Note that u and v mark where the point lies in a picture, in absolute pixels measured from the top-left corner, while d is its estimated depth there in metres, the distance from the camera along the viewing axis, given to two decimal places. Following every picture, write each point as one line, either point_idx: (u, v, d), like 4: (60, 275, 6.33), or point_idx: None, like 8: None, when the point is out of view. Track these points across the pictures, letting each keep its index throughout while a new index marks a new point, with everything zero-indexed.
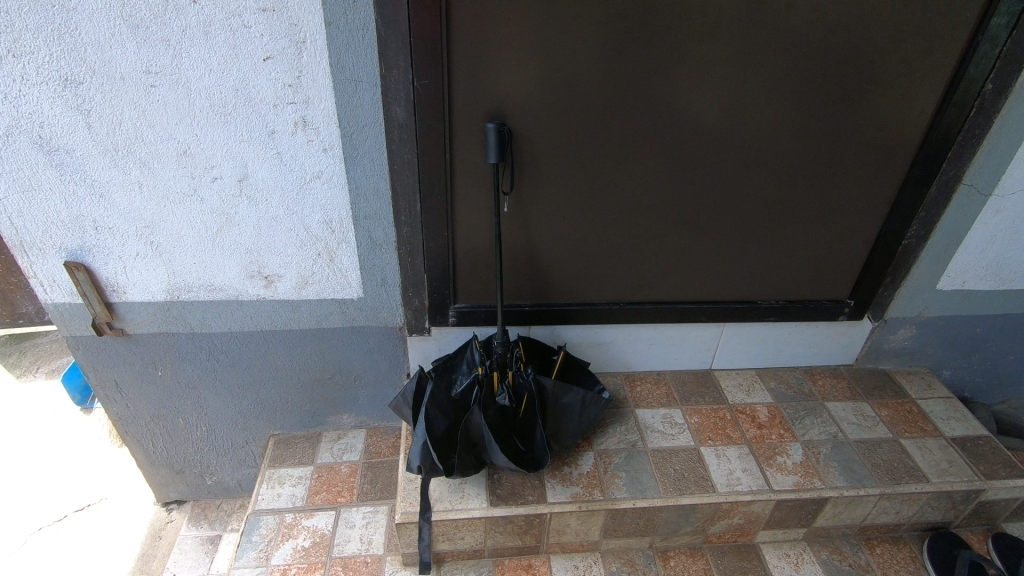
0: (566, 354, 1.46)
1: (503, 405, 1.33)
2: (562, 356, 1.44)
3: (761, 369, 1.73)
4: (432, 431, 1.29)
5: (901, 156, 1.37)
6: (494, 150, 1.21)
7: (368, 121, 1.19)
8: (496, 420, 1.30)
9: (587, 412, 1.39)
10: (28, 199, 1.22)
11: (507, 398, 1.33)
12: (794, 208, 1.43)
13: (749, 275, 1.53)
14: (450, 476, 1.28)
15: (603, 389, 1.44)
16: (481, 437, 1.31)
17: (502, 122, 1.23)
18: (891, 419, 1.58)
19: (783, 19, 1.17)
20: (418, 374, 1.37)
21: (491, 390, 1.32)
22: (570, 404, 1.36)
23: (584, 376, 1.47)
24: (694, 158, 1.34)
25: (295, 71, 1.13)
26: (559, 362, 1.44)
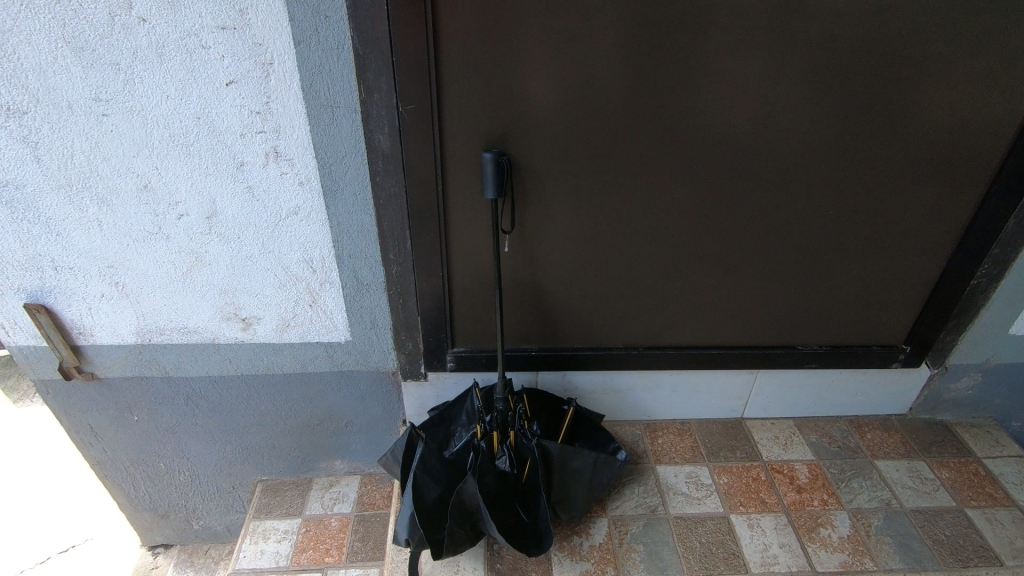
0: (577, 408, 1.28)
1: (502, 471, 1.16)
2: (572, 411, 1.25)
3: (800, 418, 1.54)
4: (421, 500, 1.13)
5: (969, 184, 1.17)
6: (493, 183, 1.05)
7: (348, 150, 1.05)
8: (493, 488, 1.13)
9: (600, 478, 1.21)
10: None
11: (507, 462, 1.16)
12: (841, 243, 1.24)
13: (788, 317, 1.34)
14: (439, 554, 1.12)
15: (619, 450, 1.26)
16: (477, 508, 1.15)
17: (502, 151, 1.08)
18: (954, 483, 1.38)
19: (831, 27, 1.00)
20: (409, 431, 1.22)
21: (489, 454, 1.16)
22: (580, 470, 1.18)
23: (598, 433, 1.29)
24: (723, 188, 1.16)
25: (263, 96, 0.99)
26: (568, 417, 1.26)
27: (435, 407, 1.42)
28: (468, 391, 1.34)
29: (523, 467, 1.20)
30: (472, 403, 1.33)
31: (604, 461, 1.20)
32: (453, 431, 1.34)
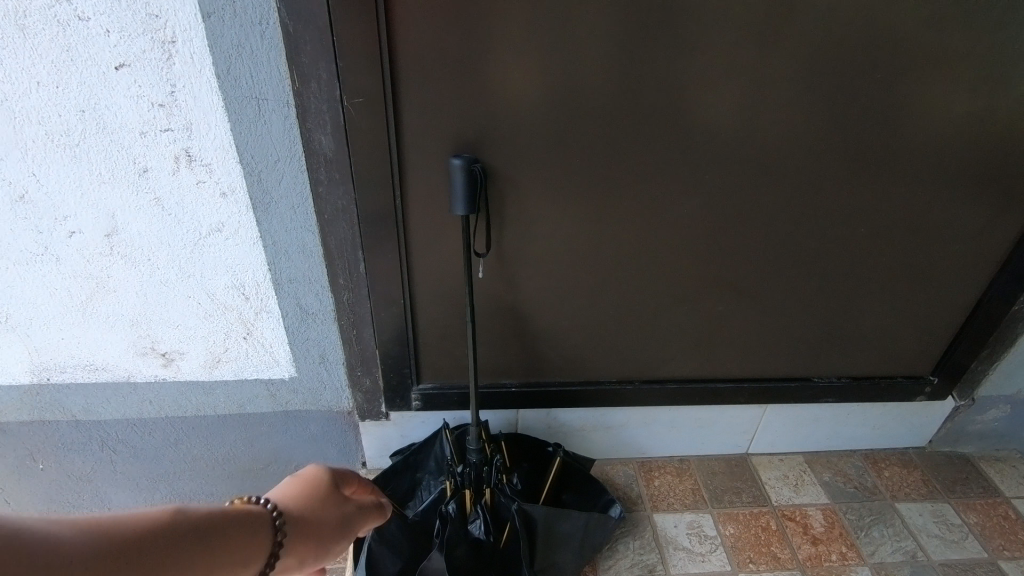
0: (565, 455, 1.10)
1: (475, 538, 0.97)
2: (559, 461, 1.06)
3: (811, 453, 1.38)
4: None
5: (1017, 199, 1.01)
6: (462, 197, 0.85)
7: (282, 154, 0.84)
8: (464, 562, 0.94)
9: (592, 541, 1.03)
10: None
11: (481, 529, 0.97)
12: (868, 265, 1.07)
13: (804, 345, 1.17)
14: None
15: (614, 505, 1.07)
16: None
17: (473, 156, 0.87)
18: (983, 528, 1.23)
19: (876, 9, 0.82)
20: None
21: (459, 519, 0.97)
22: (568, 534, 1.00)
23: (589, 484, 1.10)
24: (739, 201, 0.98)
25: (166, 84, 0.77)
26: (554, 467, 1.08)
27: (399, 449, 1.22)
28: (436, 433, 1.14)
29: (501, 531, 1.01)
30: (441, 449, 1.14)
31: (596, 522, 1.02)
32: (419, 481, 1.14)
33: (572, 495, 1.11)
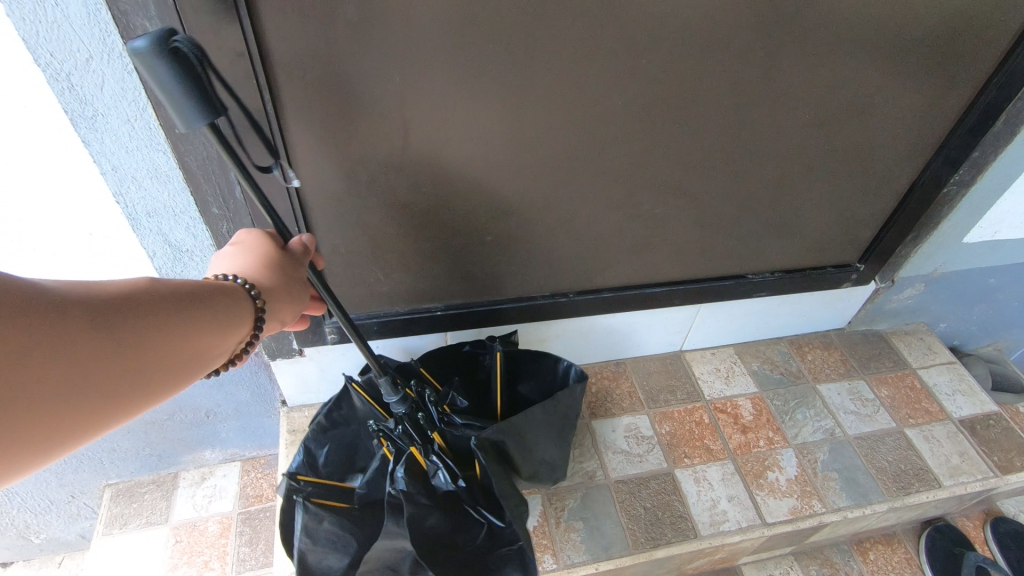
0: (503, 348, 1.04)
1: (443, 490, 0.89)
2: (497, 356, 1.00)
3: (740, 345, 1.40)
4: (325, 574, 0.89)
5: (965, 73, 0.93)
6: (184, 108, 0.51)
7: (96, 50, 0.63)
8: (440, 520, 0.87)
9: (558, 419, 1.00)
10: None
11: (444, 477, 0.88)
12: (809, 155, 1.00)
13: (740, 243, 1.13)
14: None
15: (568, 368, 1.06)
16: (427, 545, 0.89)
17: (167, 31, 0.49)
18: (893, 401, 1.32)
19: None
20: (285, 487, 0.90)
21: (417, 482, 0.86)
22: (537, 431, 0.96)
23: (541, 364, 1.09)
24: (678, 90, 0.86)
25: None
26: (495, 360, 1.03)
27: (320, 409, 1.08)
28: (343, 391, 0.99)
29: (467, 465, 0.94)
30: (360, 406, 0.99)
31: (558, 408, 0.98)
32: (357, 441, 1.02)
33: (526, 379, 1.10)
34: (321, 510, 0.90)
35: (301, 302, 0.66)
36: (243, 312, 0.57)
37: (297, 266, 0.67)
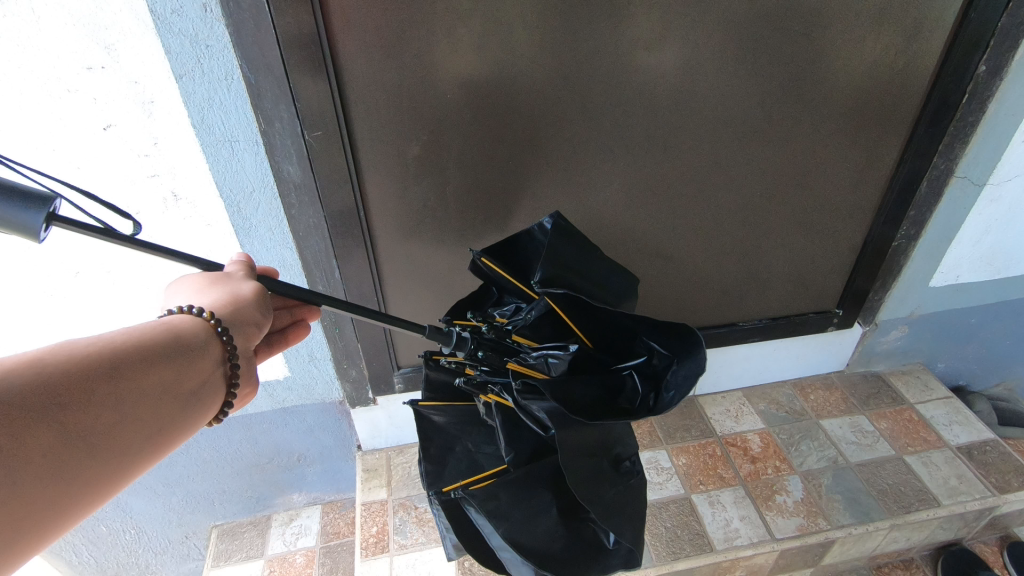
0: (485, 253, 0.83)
1: (567, 368, 0.79)
2: (487, 263, 0.81)
3: (748, 388, 1.59)
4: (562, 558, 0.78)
5: (884, 152, 1.19)
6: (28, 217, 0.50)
7: (257, 185, 0.98)
8: (597, 397, 0.78)
9: (568, 250, 0.87)
10: None
11: (556, 358, 0.79)
12: (770, 222, 1.26)
13: (727, 296, 1.37)
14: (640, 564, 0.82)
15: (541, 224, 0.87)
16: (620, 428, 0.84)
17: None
18: (892, 432, 1.46)
19: (745, 12, 0.97)
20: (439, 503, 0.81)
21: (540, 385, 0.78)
22: (583, 262, 0.88)
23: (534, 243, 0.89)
24: (653, 180, 1.15)
25: (151, 137, 0.89)
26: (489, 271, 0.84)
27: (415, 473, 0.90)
28: (421, 416, 0.87)
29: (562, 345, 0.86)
30: (445, 415, 0.88)
31: (576, 244, 0.88)
32: (470, 453, 0.86)
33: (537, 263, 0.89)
34: (490, 488, 0.76)
35: (262, 304, 0.66)
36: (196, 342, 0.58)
37: (245, 280, 0.67)
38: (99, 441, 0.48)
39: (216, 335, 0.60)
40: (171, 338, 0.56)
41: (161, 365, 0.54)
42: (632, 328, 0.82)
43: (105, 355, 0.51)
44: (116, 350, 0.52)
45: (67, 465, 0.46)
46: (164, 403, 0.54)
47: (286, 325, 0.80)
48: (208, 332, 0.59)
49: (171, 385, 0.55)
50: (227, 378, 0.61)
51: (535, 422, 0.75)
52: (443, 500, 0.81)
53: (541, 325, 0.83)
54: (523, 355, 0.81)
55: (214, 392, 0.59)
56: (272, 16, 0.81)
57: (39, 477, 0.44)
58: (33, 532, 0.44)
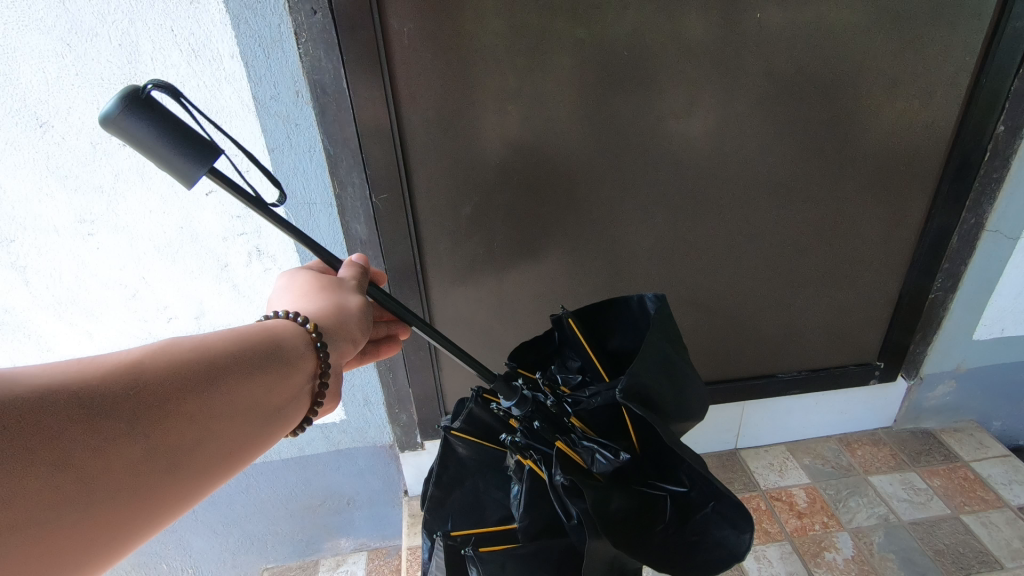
0: (574, 316, 0.86)
1: (611, 472, 0.74)
2: (572, 324, 0.84)
3: (792, 443, 1.59)
4: None
5: (911, 208, 1.25)
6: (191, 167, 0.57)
7: (328, 242, 1.11)
8: (627, 513, 0.70)
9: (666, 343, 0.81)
10: None
11: (605, 458, 0.74)
12: (802, 275, 1.32)
13: (764, 347, 1.41)
14: None
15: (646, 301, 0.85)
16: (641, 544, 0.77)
17: (133, 91, 0.55)
18: (946, 490, 1.42)
19: (765, 84, 1.07)
20: (443, 547, 0.78)
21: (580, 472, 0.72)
22: (674, 359, 0.80)
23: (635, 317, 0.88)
24: (687, 236, 1.23)
25: (243, 201, 1.04)
26: (574, 334, 0.86)
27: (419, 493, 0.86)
28: (445, 441, 0.81)
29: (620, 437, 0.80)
30: (470, 449, 0.81)
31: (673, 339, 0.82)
32: (478, 493, 0.82)
33: (623, 337, 0.89)
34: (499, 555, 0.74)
35: (363, 321, 0.69)
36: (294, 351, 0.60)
37: (354, 291, 0.71)
38: (181, 456, 0.49)
39: (313, 348, 0.63)
40: (266, 349, 0.58)
41: (252, 379, 0.55)
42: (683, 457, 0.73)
43: (202, 364, 0.52)
44: (213, 359, 0.53)
45: (147, 480, 0.47)
46: (247, 418, 0.54)
47: (381, 336, 0.88)
48: (308, 344, 0.62)
49: (258, 401, 0.55)
50: (313, 395, 0.63)
51: (559, 506, 0.71)
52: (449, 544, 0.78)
53: (602, 413, 0.79)
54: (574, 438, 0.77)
55: (297, 407, 0.61)
56: (351, 99, 0.96)
57: (125, 489, 0.46)
58: (108, 542, 0.46)
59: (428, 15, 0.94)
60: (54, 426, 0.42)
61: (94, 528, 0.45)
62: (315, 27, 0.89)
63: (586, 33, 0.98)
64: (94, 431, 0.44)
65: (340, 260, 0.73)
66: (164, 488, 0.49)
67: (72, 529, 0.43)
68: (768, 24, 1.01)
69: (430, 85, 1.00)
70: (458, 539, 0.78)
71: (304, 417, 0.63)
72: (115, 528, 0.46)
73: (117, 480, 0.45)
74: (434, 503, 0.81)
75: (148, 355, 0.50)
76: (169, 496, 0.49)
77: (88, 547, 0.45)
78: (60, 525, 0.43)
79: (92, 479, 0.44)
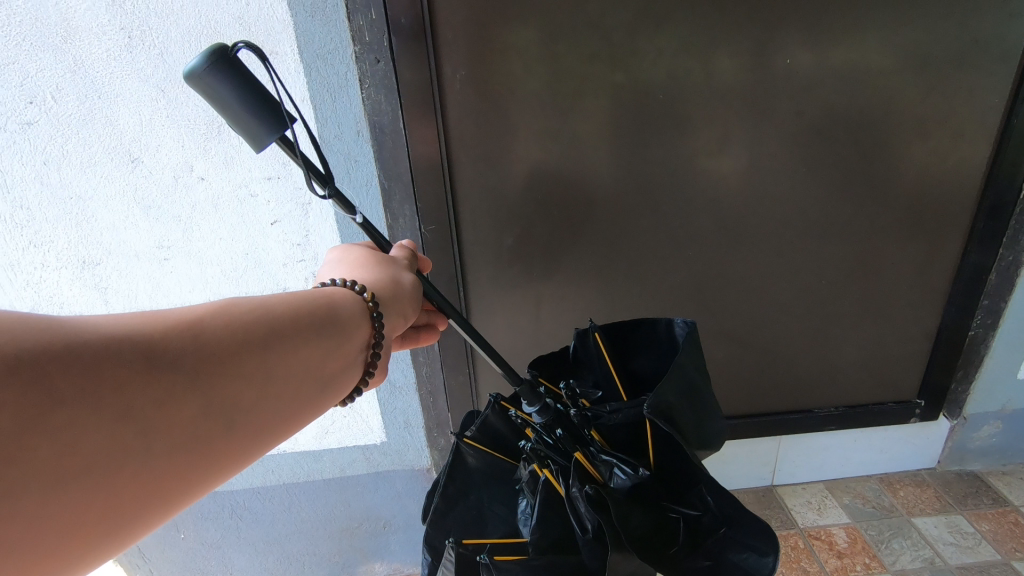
0: (601, 330, 0.89)
1: (629, 488, 0.74)
2: (599, 339, 0.87)
3: (831, 481, 1.56)
4: None
5: (947, 244, 1.26)
6: (257, 135, 0.61)
7: None
8: (643, 531, 0.71)
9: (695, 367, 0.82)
10: (46, 293, 1.16)
11: (623, 473, 0.76)
12: (838, 309, 1.33)
13: (799, 381, 1.41)
14: None
15: (675, 327, 0.87)
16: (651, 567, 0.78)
17: (222, 48, 0.58)
18: (996, 534, 1.37)
19: (797, 124, 1.12)
20: (455, 554, 0.75)
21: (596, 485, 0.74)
22: (700, 384, 0.82)
23: (660, 340, 0.91)
24: (721, 268, 1.27)
25: (303, 231, 1.13)
26: (599, 348, 0.88)
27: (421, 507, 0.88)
28: (456, 451, 0.85)
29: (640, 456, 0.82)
30: (479, 458, 0.85)
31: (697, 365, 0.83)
32: (482, 507, 0.85)
33: (646, 358, 0.92)
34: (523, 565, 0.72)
35: (416, 297, 0.71)
36: (347, 318, 0.60)
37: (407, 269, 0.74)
38: (234, 415, 0.49)
39: (370, 317, 0.63)
40: (324, 314, 0.58)
41: (308, 346, 0.55)
42: (701, 478, 0.75)
43: (258, 325, 0.52)
44: (271, 321, 0.53)
45: (205, 435, 0.47)
46: (301, 382, 0.54)
47: (424, 324, 0.91)
48: (365, 312, 0.62)
49: (313, 365, 0.55)
50: (364, 364, 0.63)
51: (575, 519, 0.72)
52: (460, 552, 0.75)
53: (620, 429, 0.81)
54: (593, 452, 0.80)
55: (352, 374, 0.61)
56: (406, 138, 1.05)
57: (174, 450, 0.45)
58: (162, 498, 0.46)
59: (478, 63, 1.02)
60: (117, 378, 0.42)
61: (156, 480, 0.45)
62: (377, 74, 0.98)
63: (624, 77, 1.05)
64: (156, 382, 0.44)
65: (389, 242, 0.76)
66: (217, 447, 0.48)
67: (134, 481, 0.43)
68: (798, 68, 1.07)
69: (477, 125, 1.08)
70: (469, 548, 0.77)
71: (355, 386, 0.64)
72: (171, 486, 0.46)
73: (177, 433, 0.45)
74: (438, 515, 0.83)
75: (205, 313, 0.49)
76: (225, 454, 0.49)
77: (145, 499, 0.45)
78: (118, 478, 0.42)
79: (154, 432, 0.44)
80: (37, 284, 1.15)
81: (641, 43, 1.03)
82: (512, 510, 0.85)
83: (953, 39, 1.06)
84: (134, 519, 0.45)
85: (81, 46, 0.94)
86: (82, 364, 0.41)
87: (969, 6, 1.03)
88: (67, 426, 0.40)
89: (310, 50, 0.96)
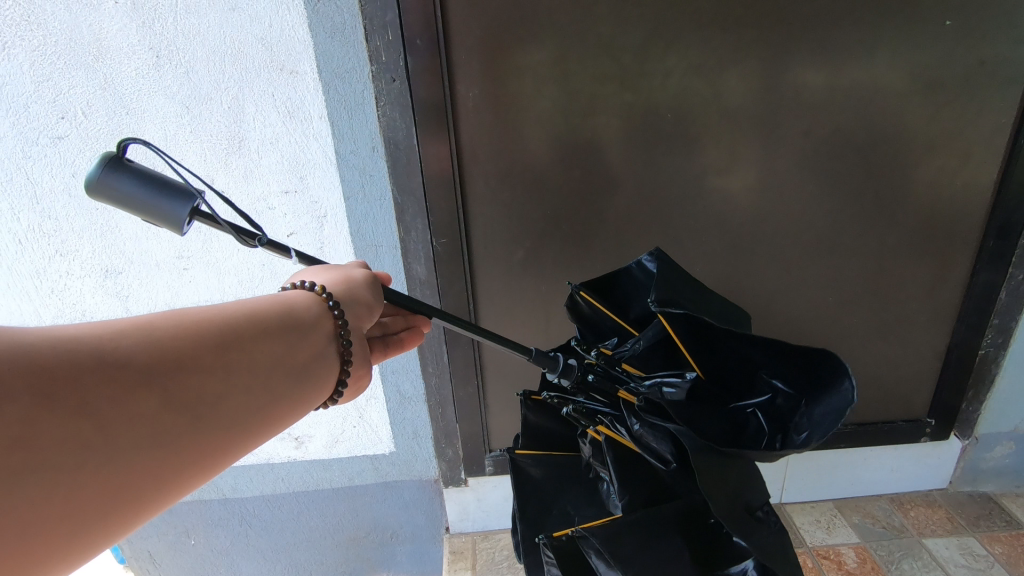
0: (585, 288, 0.90)
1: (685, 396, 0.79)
2: (585, 296, 0.89)
3: (840, 500, 1.55)
4: None
5: (956, 263, 1.26)
6: (169, 210, 0.60)
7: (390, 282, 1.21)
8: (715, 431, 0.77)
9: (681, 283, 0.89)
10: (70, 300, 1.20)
11: (672, 386, 0.80)
12: (846, 327, 1.33)
13: None
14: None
15: (644, 263, 0.91)
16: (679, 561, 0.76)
17: (110, 155, 0.61)
18: (1008, 557, 1.35)
19: (803, 144, 1.13)
20: (552, 548, 0.77)
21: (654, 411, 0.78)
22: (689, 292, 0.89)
23: (641, 283, 0.91)
24: (728, 284, 1.28)
25: (319, 243, 1.16)
26: (590, 304, 0.90)
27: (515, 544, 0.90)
28: (518, 470, 0.91)
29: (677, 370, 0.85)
30: (540, 467, 0.91)
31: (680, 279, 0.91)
32: (569, 514, 0.86)
33: (640, 304, 0.91)
34: None
35: (373, 287, 0.71)
36: (304, 314, 0.62)
37: (361, 267, 0.75)
38: (205, 407, 0.51)
39: (330, 309, 0.64)
40: (280, 313, 0.60)
41: (269, 341, 0.57)
42: (758, 364, 0.78)
43: (212, 326, 0.54)
44: (225, 322, 0.56)
45: (168, 429, 0.48)
46: (265, 377, 0.56)
47: (402, 328, 0.89)
48: (322, 307, 0.64)
49: (275, 361, 0.57)
50: (340, 355, 0.64)
51: (654, 456, 0.78)
52: (556, 542, 0.78)
53: (652, 355, 0.84)
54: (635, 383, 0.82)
55: (327, 368, 0.62)
56: (420, 154, 1.08)
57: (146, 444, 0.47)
58: (143, 493, 0.48)
59: (491, 82, 1.05)
60: (74, 377, 0.44)
61: (120, 475, 0.46)
62: (392, 92, 1.02)
63: (633, 97, 1.08)
64: (110, 378, 0.45)
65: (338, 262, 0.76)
66: (192, 439, 0.50)
67: (100, 476, 0.44)
68: (804, 88, 1.08)
69: (489, 141, 1.11)
70: (562, 538, 0.79)
71: (339, 378, 0.65)
72: (149, 481, 0.48)
73: (139, 427, 0.46)
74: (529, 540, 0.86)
75: (157, 320, 0.52)
76: (202, 446, 0.51)
77: (114, 496, 0.46)
78: (90, 475, 0.44)
79: (118, 427, 0.45)
80: (62, 291, 1.19)
81: (651, 63, 1.05)
82: (600, 499, 0.85)
83: (958, 61, 1.07)
84: (103, 518, 0.46)
85: (111, 65, 0.98)
86: (37, 368, 0.43)
87: (973, 30, 1.05)
88: (21, 420, 0.41)
89: (328, 68, 1.00)
